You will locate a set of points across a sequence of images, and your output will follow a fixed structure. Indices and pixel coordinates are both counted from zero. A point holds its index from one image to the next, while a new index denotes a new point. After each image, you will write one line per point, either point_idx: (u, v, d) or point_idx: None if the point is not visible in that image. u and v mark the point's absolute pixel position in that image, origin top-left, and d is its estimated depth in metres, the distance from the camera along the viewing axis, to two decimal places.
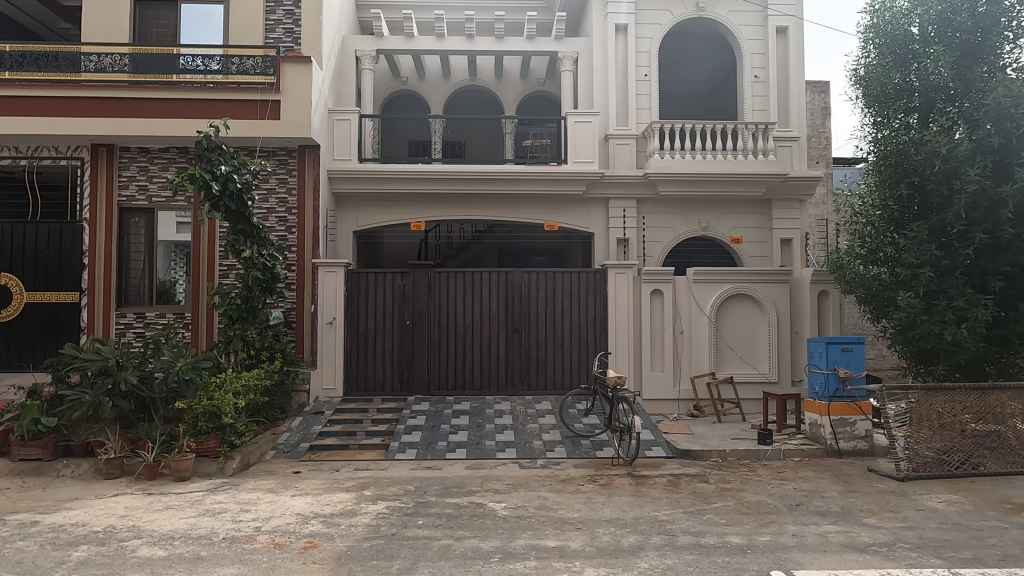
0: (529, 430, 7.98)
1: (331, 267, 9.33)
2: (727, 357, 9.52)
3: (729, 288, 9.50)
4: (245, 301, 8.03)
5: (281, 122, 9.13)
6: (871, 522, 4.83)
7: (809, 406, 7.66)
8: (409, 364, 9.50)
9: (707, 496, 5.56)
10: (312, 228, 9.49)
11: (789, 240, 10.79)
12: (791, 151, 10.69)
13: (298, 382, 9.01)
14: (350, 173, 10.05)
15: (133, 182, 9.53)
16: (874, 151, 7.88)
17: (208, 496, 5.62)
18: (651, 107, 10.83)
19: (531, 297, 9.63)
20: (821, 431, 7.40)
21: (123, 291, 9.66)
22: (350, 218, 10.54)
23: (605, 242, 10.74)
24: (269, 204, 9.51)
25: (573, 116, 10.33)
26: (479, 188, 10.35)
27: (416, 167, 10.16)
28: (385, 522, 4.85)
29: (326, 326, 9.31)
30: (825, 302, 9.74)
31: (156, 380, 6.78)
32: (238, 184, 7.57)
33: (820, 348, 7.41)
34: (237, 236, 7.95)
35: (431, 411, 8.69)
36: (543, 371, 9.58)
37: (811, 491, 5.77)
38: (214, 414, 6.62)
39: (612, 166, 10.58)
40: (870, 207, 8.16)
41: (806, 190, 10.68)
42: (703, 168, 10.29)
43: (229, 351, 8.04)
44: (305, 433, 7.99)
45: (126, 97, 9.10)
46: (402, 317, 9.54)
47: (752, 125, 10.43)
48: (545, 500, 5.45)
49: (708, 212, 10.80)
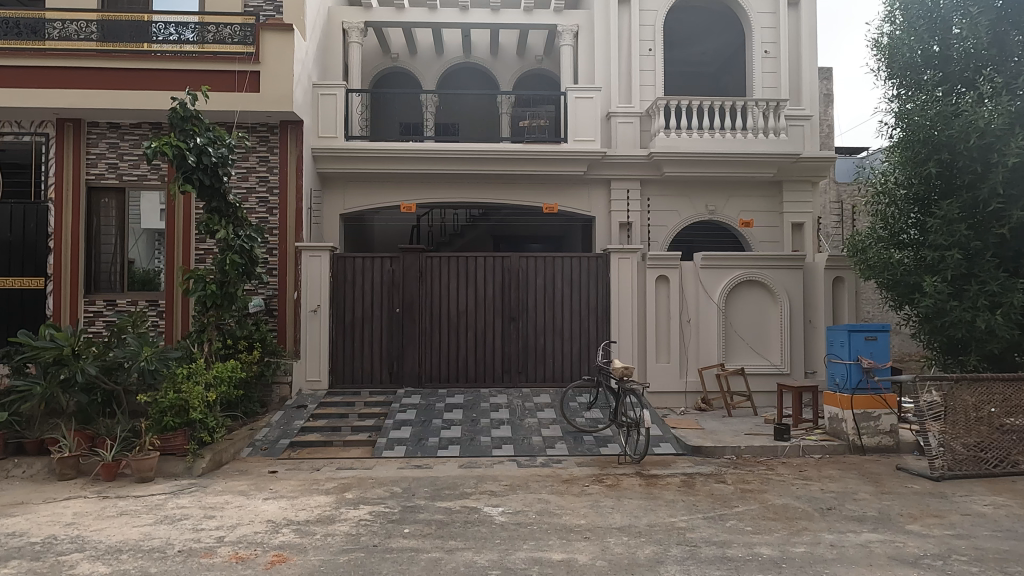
0: (528, 425, 7.42)
1: (315, 251, 8.73)
2: (737, 347, 8.98)
3: (738, 273, 8.96)
4: (221, 287, 7.31)
5: (261, 95, 8.48)
6: (916, 530, 4.29)
7: (828, 399, 7.13)
8: (398, 355, 8.90)
9: (727, 499, 5.00)
10: (295, 210, 8.88)
11: (801, 224, 10.24)
12: (803, 131, 10.16)
13: (279, 374, 8.42)
14: (335, 151, 9.42)
15: (103, 160, 8.88)
16: (900, 124, 7.30)
17: (170, 500, 5.02)
18: (656, 83, 10.24)
19: (528, 283, 9.05)
20: (842, 426, 6.85)
21: (93, 277, 9.04)
22: (337, 200, 9.94)
23: (606, 226, 10.16)
24: (249, 182, 8.87)
25: (573, 92, 9.70)
26: (474, 169, 9.74)
27: (407, 144, 9.54)
28: (366, 531, 4.27)
29: (309, 315, 8.70)
30: (840, 289, 9.19)
31: (120, 369, 6.23)
32: (213, 158, 6.89)
33: (842, 336, 6.87)
34: (211, 214, 7.24)
35: (422, 405, 8.10)
36: (542, 363, 9.00)
37: (840, 493, 5.22)
38: (182, 409, 5.96)
39: (615, 145, 10.03)
40: (893, 185, 7.57)
41: (820, 170, 10.12)
42: (712, 148, 9.70)
43: (203, 341, 7.31)
44: (285, 429, 7.38)
45: (93, 66, 8.42)
46: (391, 305, 8.93)
47: (763, 102, 9.83)
48: (547, 504, 4.88)
49: (716, 195, 10.23)
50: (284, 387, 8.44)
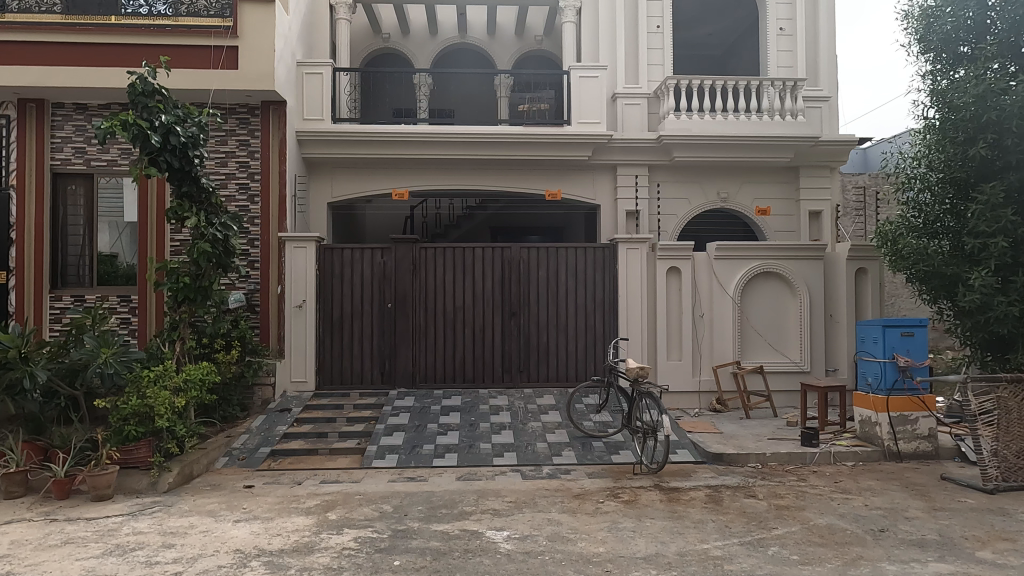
0: (531, 430, 6.81)
1: (300, 242, 8.08)
2: (754, 343, 8.39)
3: (755, 265, 8.35)
4: (194, 280, 6.64)
5: (240, 72, 7.78)
6: (989, 559, 3.69)
7: (859, 401, 6.54)
8: (389, 354, 8.26)
9: (763, 519, 4.40)
10: (278, 197, 8.22)
11: (819, 213, 9.63)
12: (821, 113, 9.54)
13: (262, 374, 7.76)
14: (321, 134, 8.75)
15: (69, 144, 8.19)
16: (938, 102, 6.67)
17: (126, 523, 4.38)
18: (665, 63, 9.61)
19: (530, 276, 8.42)
20: (876, 431, 6.26)
21: (60, 270, 8.37)
22: (324, 187, 9.30)
23: (612, 215, 9.54)
24: (228, 168, 8.20)
25: (577, 71, 9.07)
26: (472, 153, 9.08)
27: (400, 127, 8.88)
28: (349, 564, 3.65)
29: (294, 310, 8.07)
30: (863, 282, 8.56)
31: (80, 372, 5.60)
32: (181, 138, 6.20)
33: (876, 332, 6.31)
34: (181, 200, 6.54)
35: (416, 408, 7.48)
36: (545, 361, 8.37)
37: (889, 510, 4.61)
38: (147, 416, 5.32)
39: (621, 128, 9.38)
40: (926, 169, 6.95)
41: (839, 155, 9.51)
42: (725, 131, 9.08)
43: (174, 340, 6.58)
44: (267, 436, 6.74)
45: (56, 42, 7.71)
46: (383, 300, 8.29)
47: (779, 82, 9.21)
48: (558, 526, 4.27)
49: (728, 181, 9.62)
50: (267, 389, 7.78)
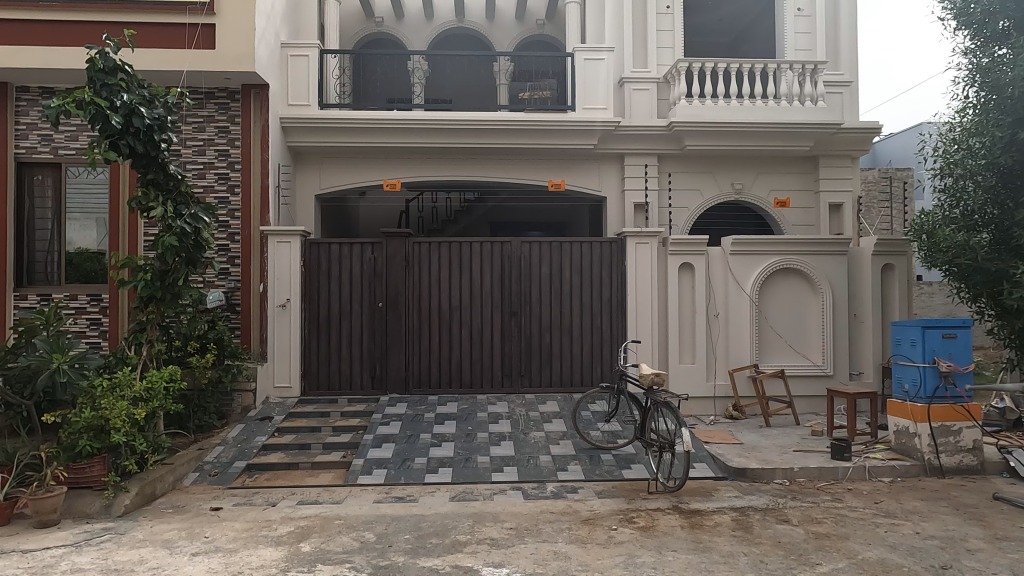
0: (534, 441, 6.22)
1: (282, 236, 7.49)
2: (773, 345, 7.80)
3: (774, 261, 7.75)
4: (162, 278, 6.04)
5: (217, 51, 7.17)
6: None
7: (894, 409, 5.94)
8: (380, 357, 7.67)
9: (803, 551, 3.80)
10: (260, 188, 7.60)
11: (840, 205, 9.03)
12: (842, 99, 8.93)
13: (242, 379, 7.19)
14: (307, 121, 8.14)
15: (34, 131, 7.58)
16: (980, 80, 6.04)
17: (66, 558, 3.79)
18: (676, 45, 9.02)
19: (532, 272, 7.82)
20: (915, 443, 5.66)
21: (26, 268, 7.76)
22: (311, 178, 8.71)
23: (619, 207, 8.94)
24: (207, 156, 7.61)
25: (581, 52, 8.48)
26: (469, 142, 8.47)
27: (391, 113, 8.27)
28: None
29: (277, 310, 7.49)
30: (890, 279, 7.96)
31: (31, 380, 5.02)
32: (146, 120, 5.58)
33: (913, 334, 5.71)
34: (146, 188, 5.92)
35: (408, 416, 6.89)
36: (547, 364, 7.78)
37: (946, 540, 4.01)
38: (101, 430, 4.73)
39: (629, 115, 8.76)
40: (966, 154, 6.34)
41: (862, 143, 8.90)
42: (741, 117, 8.46)
43: (141, 342, 5.97)
44: (243, 448, 6.15)
45: (18, 18, 7.10)
46: (373, 299, 7.70)
47: (797, 65, 8.60)
48: (566, 562, 3.68)
49: (743, 171, 9.02)
50: (248, 395, 7.20)
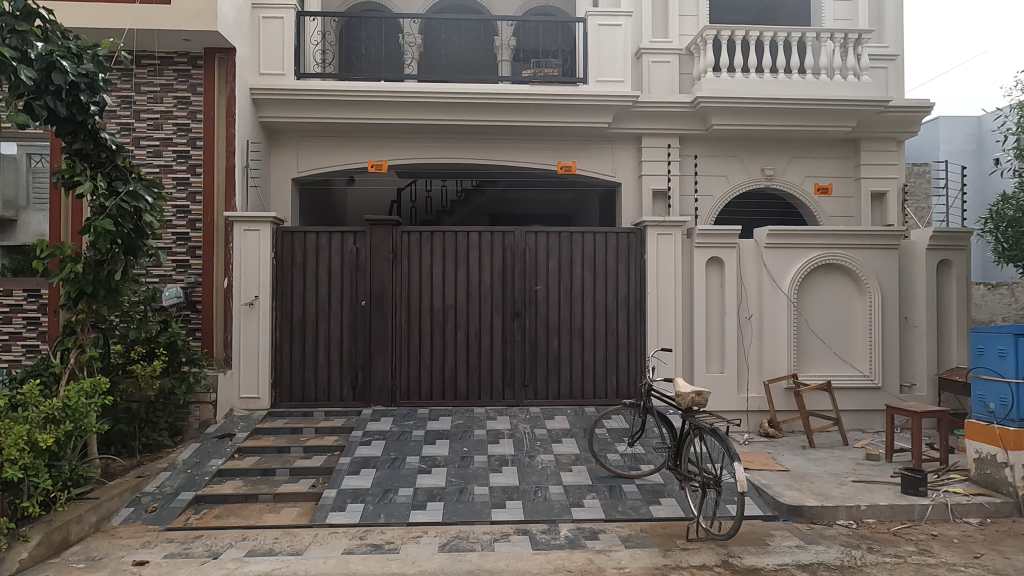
0: (541, 467, 5.20)
1: (250, 224, 6.48)
2: (814, 352, 6.81)
3: (817, 256, 6.73)
4: (97, 270, 5.00)
5: (172, 8, 6.13)
6: None
7: (974, 432, 4.94)
8: (363, 364, 6.64)
9: None
10: (225, 167, 6.55)
11: (883, 193, 8.04)
12: (887, 73, 7.91)
13: (199, 391, 6.14)
14: (281, 92, 7.10)
15: None
16: None
17: None
18: (700, 13, 8.01)
19: (538, 267, 6.80)
20: (1005, 476, 4.66)
21: None
22: (288, 159, 7.68)
23: (636, 194, 7.92)
24: (164, 131, 6.56)
25: (594, 17, 7.48)
26: (467, 119, 7.44)
27: (377, 84, 7.23)
28: None
29: (244, 310, 6.46)
30: (947, 278, 6.96)
31: None
32: (66, 78, 4.46)
33: (1004, 343, 4.74)
34: (72, 159, 4.88)
35: (393, 434, 5.87)
36: (555, 372, 6.76)
37: None
38: None
39: (647, 90, 7.78)
40: None
41: (909, 123, 7.89)
42: (776, 92, 7.44)
43: (69, 348, 4.98)
44: (193, 475, 5.12)
45: None
46: (355, 298, 6.68)
47: (838, 35, 7.58)
48: None
49: (775, 155, 8.02)
50: (207, 408, 6.18)
